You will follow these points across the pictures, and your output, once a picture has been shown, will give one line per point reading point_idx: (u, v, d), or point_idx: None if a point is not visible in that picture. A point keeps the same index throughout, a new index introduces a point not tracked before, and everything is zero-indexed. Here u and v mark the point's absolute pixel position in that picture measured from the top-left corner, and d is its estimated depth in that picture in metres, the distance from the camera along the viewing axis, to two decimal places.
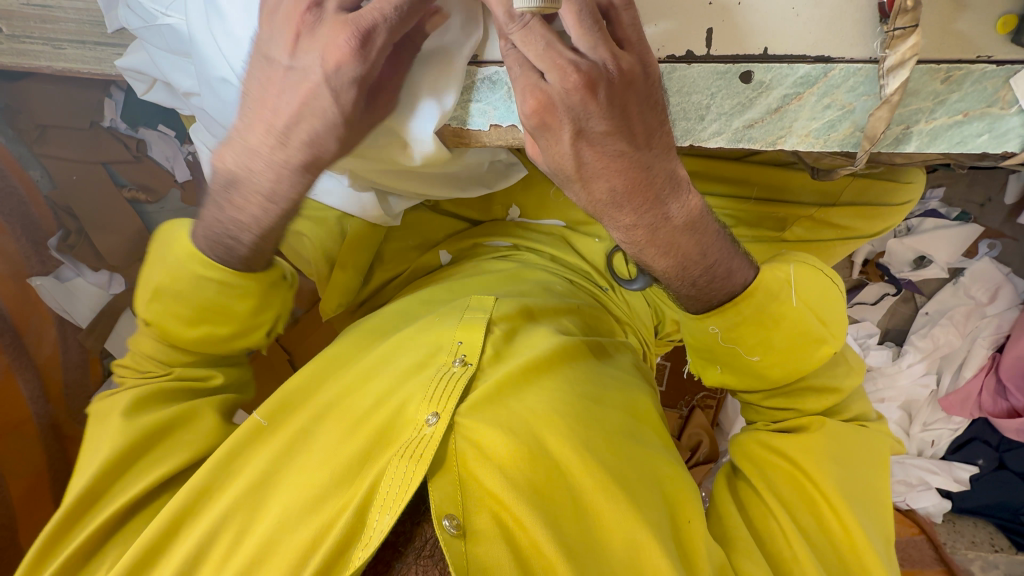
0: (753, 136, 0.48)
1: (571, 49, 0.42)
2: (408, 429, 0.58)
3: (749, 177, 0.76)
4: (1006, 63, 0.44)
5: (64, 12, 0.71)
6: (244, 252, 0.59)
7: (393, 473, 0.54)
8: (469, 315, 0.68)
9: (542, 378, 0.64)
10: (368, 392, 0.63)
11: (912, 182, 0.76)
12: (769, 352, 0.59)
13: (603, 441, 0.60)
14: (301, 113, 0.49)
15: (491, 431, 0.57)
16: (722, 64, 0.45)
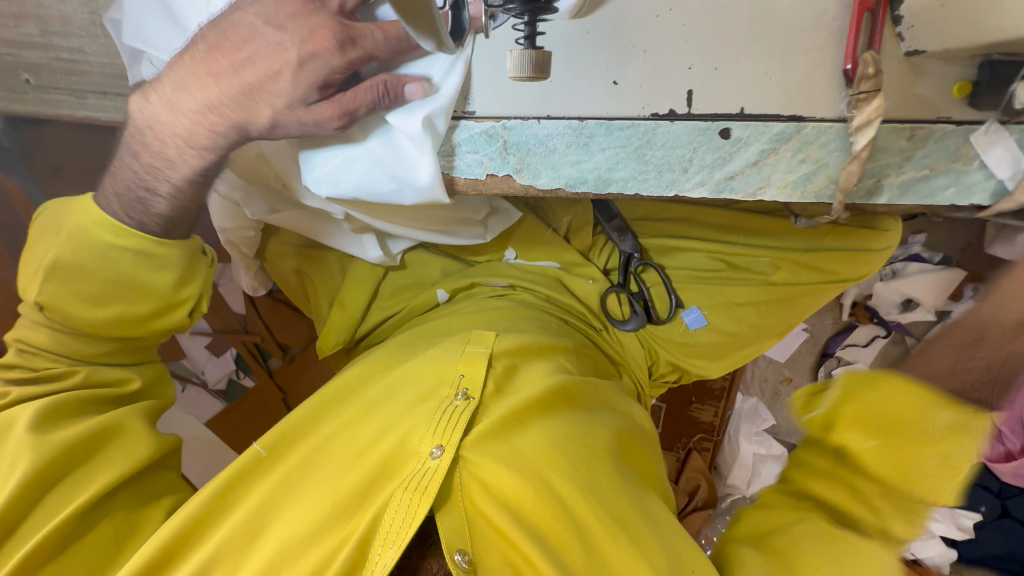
0: (734, 187, 0.51)
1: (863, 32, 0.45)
2: (412, 462, 0.59)
3: (736, 224, 0.83)
4: (965, 123, 0.48)
5: (89, 66, 0.75)
6: (157, 207, 0.61)
7: (396, 505, 0.55)
8: (470, 349, 0.69)
9: (545, 416, 0.65)
10: (372, 424, 0.63)
11: (889, 232, 0.75)
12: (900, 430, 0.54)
13: (607, 483, 0.61)
14: (255, 71, 0.54)
15: (495, 466, 0.59)
16: (702, 121, 0.48)
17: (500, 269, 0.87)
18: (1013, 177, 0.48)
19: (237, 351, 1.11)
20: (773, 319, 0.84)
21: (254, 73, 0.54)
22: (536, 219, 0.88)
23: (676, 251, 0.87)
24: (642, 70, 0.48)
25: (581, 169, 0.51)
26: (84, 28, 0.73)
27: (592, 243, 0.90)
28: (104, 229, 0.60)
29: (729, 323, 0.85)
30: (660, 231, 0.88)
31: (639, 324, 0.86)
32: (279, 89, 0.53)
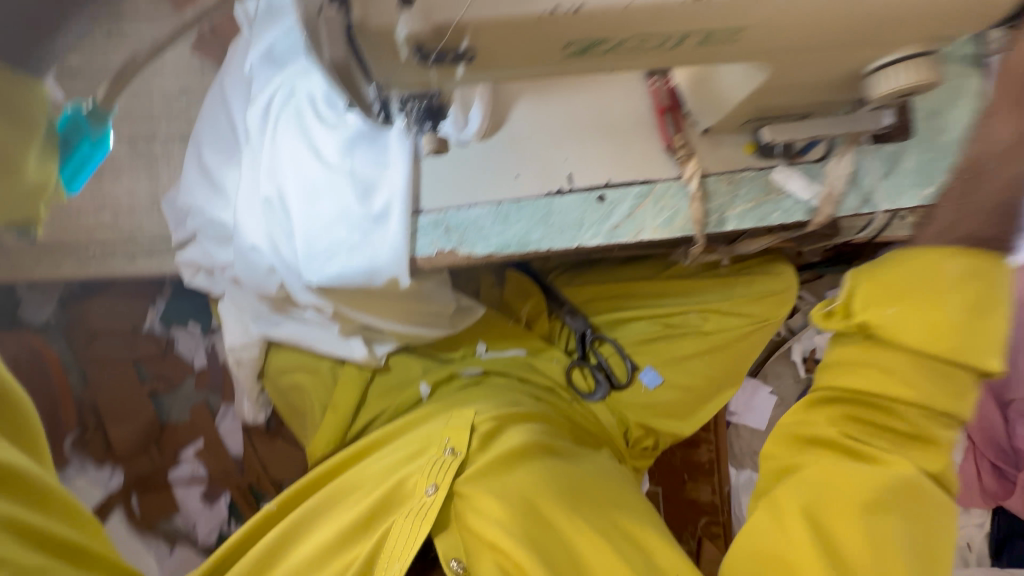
0: (620, 233, 0.69)
1: (673, 124, 0.69)
2: (411, 499, 0.63)
3: (663, 290, 0.98)
4: (764, 169, 0.69)
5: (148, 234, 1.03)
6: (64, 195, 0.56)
7: (398, 530, 0.60)
8: (454, 419, 0.70)
9: (530, 460, 0.67)
10: (368, 479, 0.68)
11: (782, 274, 0.93)
12: (905, 318, 0.55)
13: (596, 511, 0.64)
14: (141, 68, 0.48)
15: (488, 497, 0.62)
16: (582, 193, 0.69)
17: (473, 360, 0.99)
18: (814, 198, 0.68)
19: (231, 496, 1.12)
20: (717, 367, 0.95)
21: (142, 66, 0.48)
22: (497, 315, 1.03)
23: (622, 324, 0.99)
24: (538, 164, 0.70)
25: (505, 237, 0.69)
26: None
27: (550, 330, 1.03)
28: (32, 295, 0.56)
29: (682, 378, 0.95)
30: (605, 309, 1.01)
31: (605, 392, 0.96)
32: (281, 202, 0.72)
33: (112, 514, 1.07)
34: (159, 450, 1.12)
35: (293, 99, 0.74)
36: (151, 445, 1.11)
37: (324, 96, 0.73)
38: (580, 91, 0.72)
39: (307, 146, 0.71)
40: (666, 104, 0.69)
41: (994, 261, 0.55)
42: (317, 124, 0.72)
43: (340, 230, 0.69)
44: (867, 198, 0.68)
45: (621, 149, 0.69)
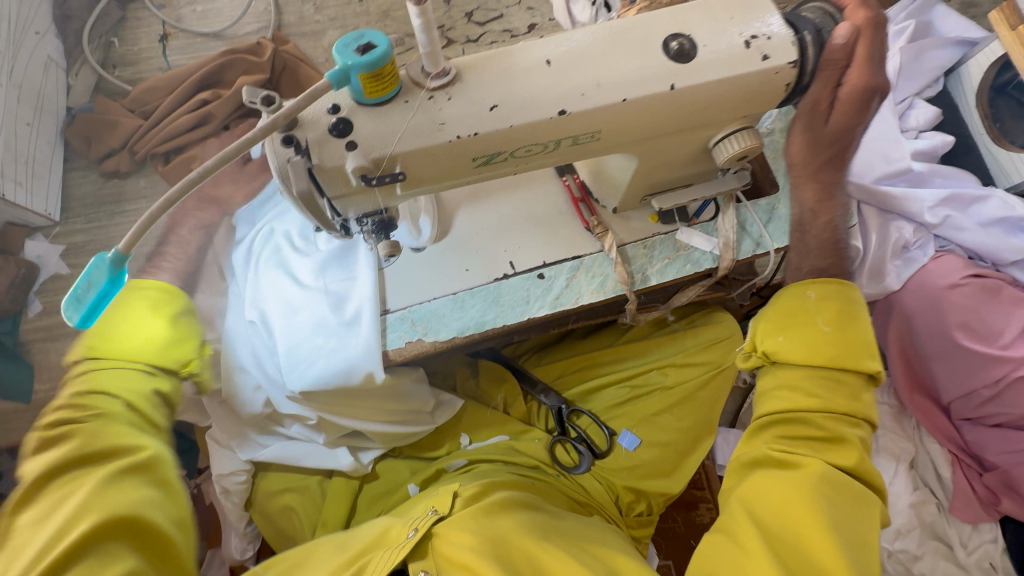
0: (562, 302, 0.79)
1: (587, 209, 0.84)
2: (393, 539, 0.64)
3: (624, 355, 1.06)
4: (669, 232, 0.83)
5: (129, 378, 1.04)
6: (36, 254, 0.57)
7: (376, 562, 0.60)
8: (440, 491, 0.73)
9: (514, 513, 0.67)
10: (361, 534, 0.68)
11: (724, 322, 1.03)
12: (792, 343, 0.62)
13: (587, 555, 0.61)
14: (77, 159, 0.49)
15: (466, 532, 0.62)
16: (524, 274, 0.81)
17: (459, 453, 1.01)
18: (715, 248, 0.81)
19: None
20: (687, 418, 1.01)
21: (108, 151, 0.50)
22: (476, 403, 1.08)
23: (594, 393, 1.05)
24: (483, 257, 0.83)
25: (464, 321, 0.78)
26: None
27: (529, 411, 1.08)
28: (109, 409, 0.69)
29: (658, 435, 0.99)
30: (576, 381, 1.08)
31: (591, 462, 0.98)
32: (264, 323, 0.82)
33: None
34: None
35: (272, 237, 0.88)
36: None
37: (298, 232, 0.87)
38: (514, 190, 0.86)
39: (286, 274, 0.83)
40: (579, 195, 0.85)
41: (841, 283, 0.64)
42: (293, 253, 0.85)
43: (316, 339, 0.78)
44: (758, 242, 0.82)
45: (550, 234, 0.83)
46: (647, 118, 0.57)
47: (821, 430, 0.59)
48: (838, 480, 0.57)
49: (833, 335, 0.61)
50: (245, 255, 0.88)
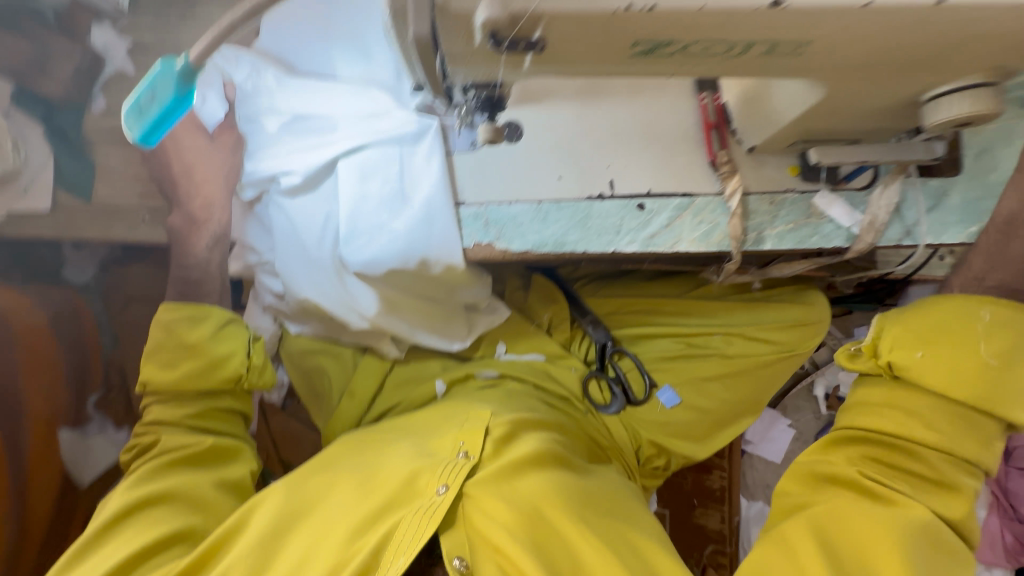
0: (657, 243, 0.69)
1: (719, 142, 0.69)
2: (421, 497, 0.62)
3: (689, 309, 0.97)
4: (807, 192, 0.69)
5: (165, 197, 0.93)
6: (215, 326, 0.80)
7: (407, 525, 0.59)
8: (470, 422, 0.71)
9: (541, 469, 0.65)
10: (385, 467, 0.66)
11: (814, 305, 0.92)
12: (933, 361, 0.61)
13: (604, 520, 0.62)
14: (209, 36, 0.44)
15: (497, 500, 0.61)
16: (623, 199, 0.70)
17: (491, 362, 0.98)
18: (855, 225, 0.68)
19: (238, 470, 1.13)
20: (737, 392, 0.94)
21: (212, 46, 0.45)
22: (521, 316, 1.03)
23: (644, 340, 0.99)
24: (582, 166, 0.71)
25: (542, 236, 0.70)
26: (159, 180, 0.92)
27: (572, 338, 1.03)
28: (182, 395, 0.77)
29: (700, 400, 0.94)
30: (630, 321, 1.01)
31: (621, 407, 0.94)
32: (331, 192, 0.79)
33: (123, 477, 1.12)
34: None
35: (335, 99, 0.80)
36: None
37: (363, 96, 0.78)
38: (635, 97, 0.73)
39: (345, 140, 0.77)
40: (715, 121, 0.70)
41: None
42: (359, 120, 0.77)
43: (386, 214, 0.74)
44: (909, 231, 0.68)
45: (668, 159, 0.70)
46: (871, 43, 0.43)
47: (926, 471, 0.61)
48: (935, 528, 0.57)
49: (989, 367, 0.59)
50: (294, 112, 0.82)
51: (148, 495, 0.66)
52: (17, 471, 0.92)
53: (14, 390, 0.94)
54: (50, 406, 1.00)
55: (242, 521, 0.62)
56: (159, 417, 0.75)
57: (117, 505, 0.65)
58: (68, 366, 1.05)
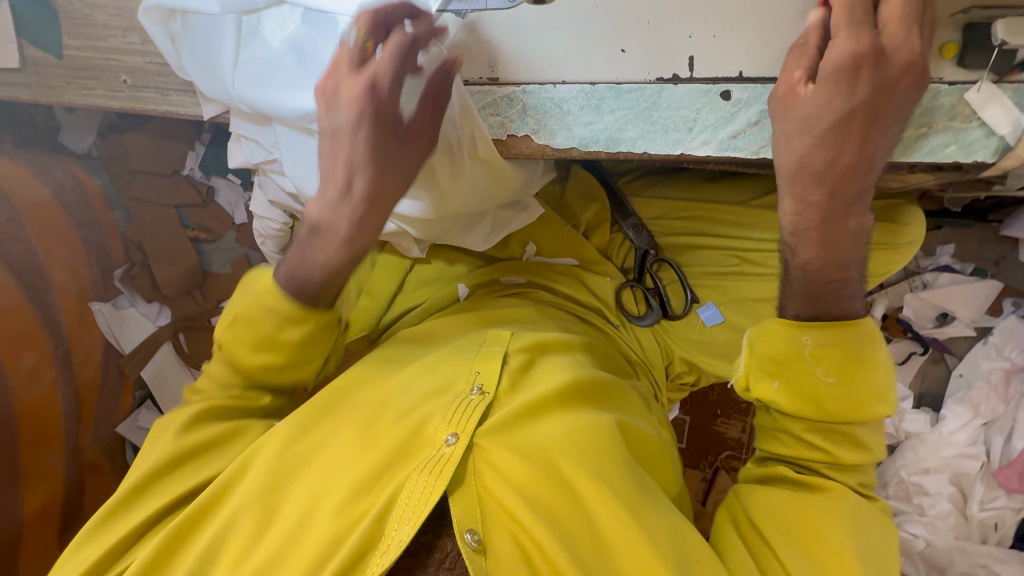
0: (738, 145, 0.54)
1: None
2: (428, 448, 0.62)
3: (751, 220, 0.84)
4: (959, 82, 0.51)
5: (133, 54, 0.76)
6: (314, 285, 0.64)
7: (412, 486, 0.59)
8: (486, 347, 0.71)
9: (557, 412, 0.66)
10: (391, 410, 0.66)
11: (908, 226, 0.77)
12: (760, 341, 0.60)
13: (619, 473, 0.61)
14: (359, 163, 0.55)
15: (508, 454, 0.61)
16: (704, 84, 0.53)
17: (521, 266, 0.91)
18: (1014, 132, 0.50)
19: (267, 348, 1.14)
20: None
21: (343, 159, 0.56)
22: (556, 215, 0.90)
23: (692, 251, 0.88)
24: (656, 33, 0.53)
25: (593, 130, 0.56)
26: (119, 24, 0.75)
27: (610, 242, 0.93)
28: (271, 294, 0.64)
29: (746, 321, 0.85)
30: (679, 229, 0.88)
31: (655, 320, 0.87)
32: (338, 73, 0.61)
33: (163, 346, 1.14)
34: (202, 296, 1.16)
35: None
36: (195, 290, 1.16)
37: None
38: None
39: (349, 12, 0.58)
40: None
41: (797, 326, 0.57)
42: None
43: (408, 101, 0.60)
44: None
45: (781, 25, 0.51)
46: None
47: (827, 454, 0.60)
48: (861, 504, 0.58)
49: (841, 387, 0.57)
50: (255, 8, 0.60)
51: (191, 449, 0.67)
52: (58, 340, 0.94)
53: (35, 264, 0.92)
54: (76, 281, 1.00)
55: (235, 478, 0.65)
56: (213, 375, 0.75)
57: (159, 455, 0.66)
58: (84, 240, 1.02)
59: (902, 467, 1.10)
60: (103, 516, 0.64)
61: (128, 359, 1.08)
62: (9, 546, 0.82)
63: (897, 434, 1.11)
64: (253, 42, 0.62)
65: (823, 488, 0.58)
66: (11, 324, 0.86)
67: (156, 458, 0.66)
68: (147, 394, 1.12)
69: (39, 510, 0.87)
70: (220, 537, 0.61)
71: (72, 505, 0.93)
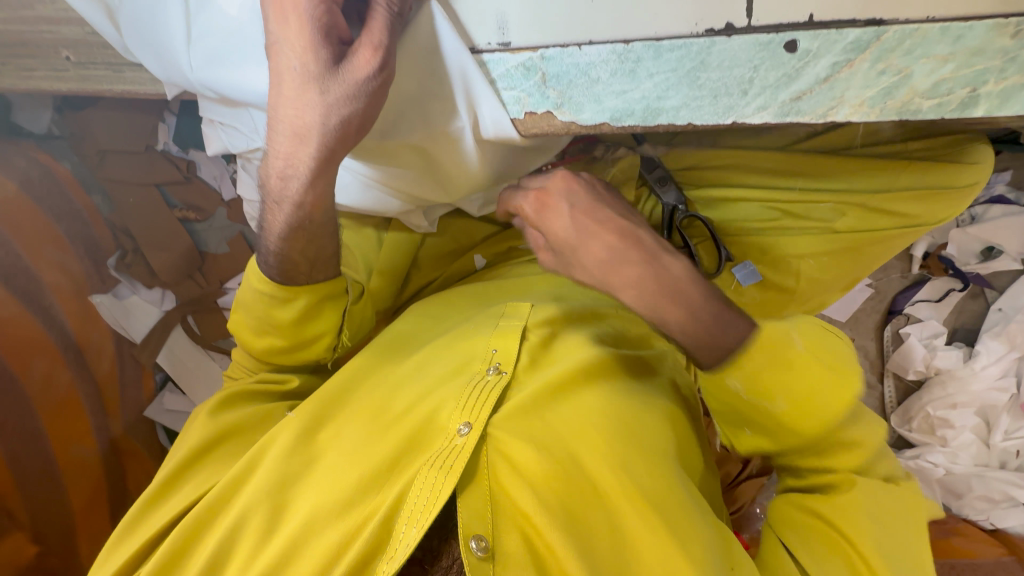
0: (802, 109, 0.46)
1: None
2: (441, 438, 0.56)
3: (794, 167, 0.72)
4: None
5: (69, 25, 0.64)
6: (272, 258, 0.63)
7: (421, 483, 0.52)
8: (503, 322, 0.65)
9: (582, 392, 0.58)
10: (401, 399, 0.61)
11: (975, 164, 0.68)
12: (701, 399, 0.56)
13: (646, 462, 0.54)
14: (289, 120, 0.50)
15: (524, 445, 0.54)
16: (765, 34, 0.44)
17: None
18: None
19: None
20: (834, 270, 0.78)
21: (283, 116, 0.50)
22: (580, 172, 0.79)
23: (729, 204, 0.77)
24: None
25: (627, 100, 0.49)
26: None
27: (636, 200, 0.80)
28: (255, 273, 0.65)
29: (784, 279, 0.78)
30: (715, 180, 0.76)
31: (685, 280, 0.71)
32: None
33: (175, 330, 1.10)
34: (204, 278, 1.12)
35: None
36: (195, 272, 1.11)
37: None
38: None
39: None
40: None
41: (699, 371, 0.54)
42: None
43: (406, 80, 0.52)
44: None
45: None
46: None
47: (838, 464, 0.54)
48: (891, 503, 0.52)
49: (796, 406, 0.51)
50: None
51: (228, 428, 0.67)
52: (66, 342, 0.91)
53: (21, 266, 0.87)
54: (68, 276, 0.94)
55: (246, 477, 0.60)
56: (242, 361, 0.75)
57: (198, 436, 0.66)
58: (67, 234, 0.96)
59: (929, 403, 1.10)
60: (144, 503, 0.63)
61: (141, 349, 1.04)
62: (66, 538, 0.85)
63: (927, 371, 1.10)
64: (206, 14, 0.52)
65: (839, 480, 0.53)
66: (10, 332, 0.82)
67: (198, 440, 0.66)
68: (168, 376, 1.10)
69: (87, 503, 0.89)
70: (230, 538, 0.56)
71: (117, 495, 0.95)
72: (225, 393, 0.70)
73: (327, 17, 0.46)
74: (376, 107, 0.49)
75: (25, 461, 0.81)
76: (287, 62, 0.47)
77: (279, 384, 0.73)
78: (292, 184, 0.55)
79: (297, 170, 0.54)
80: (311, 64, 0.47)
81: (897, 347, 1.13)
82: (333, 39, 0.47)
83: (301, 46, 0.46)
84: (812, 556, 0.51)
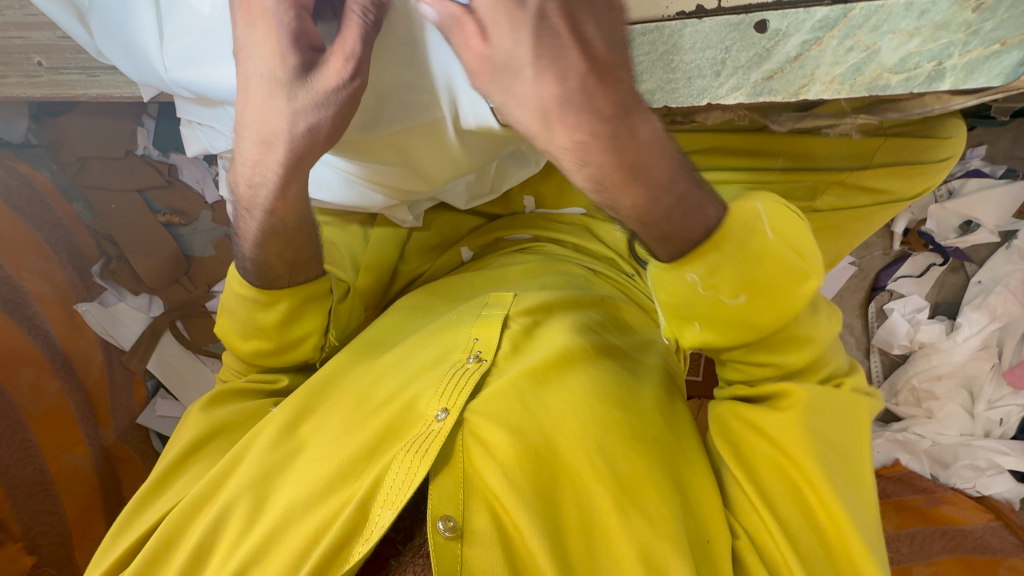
0: (774, 88, 0.47)
1: None
2: (419, 424, 0.56)
3: (772, 147, 0.71)
4: None
5: (38, 31, 0.64)
6: (248, 264, 0.63)
7: (398, 466, 0.52)
8: (486, 312, 0.66)
9: (564, 376, 0.59)
10: (385, 386, 0.62)
11: (948, 139, 0.70)
12: (712, 325, 0.52)
13: (623, 449, 0.54)
14: (257, 128, 0.50)
15: (497, 428, 0.54)
16: (735, 15, 0.45)
17: (524, 220, 0.82)
18: None
19: None
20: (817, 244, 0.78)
21: (251, 123, 0.50)
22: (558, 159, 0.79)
23: None
24: None
25: None
26: None
27: None
28: (238, 283, 0.65)
29: None
30: (699, 166, 0.72)
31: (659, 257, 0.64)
32: None
33: (164, 336, 1.08)
34: (191, 282, 1.10)
35: None
36: (182, 277, 1.09)
37: None
38: None
39: None
40: None
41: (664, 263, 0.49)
42: None
43: (382, 73, 0.52)
44: None
45: None
46: None
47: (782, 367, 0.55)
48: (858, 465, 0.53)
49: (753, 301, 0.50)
50: None
51: (214, 428, 0.67)
52: (54, 351, 0.91)
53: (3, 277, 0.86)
54: (51, 285, 0.94)
55: (230, 471, 0.61)
56: (231, 364, 0.74)
57: (190, 434, 0.67)
58: (49, 241, 0.95)
59: (913, 375, 1.11)
60: (140, 501, 0.64)
61: (130, 356, 1.03)
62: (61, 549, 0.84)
63: (911, 345, 1.12)
64: (175, 13, 0.52)
65: (824, 441, 0.52)
66: None
67: (187, 439, 0.66)
68: (159, 383, 1.07)
69: (82, 511, 0.89)
70: (216, 528, 0.56)
71: (113, 502, 0.94)
72: (215, 391, 0.71)
73: (302, 29, 0.46)
74: (347, 115, 0.49)
75: (16, 471, 0.81)
76: (256, 70, 0.47)
77: (270, 383, 0.71)
78: (261, 191, 0.56)
79: (264, 176, 0.54)
80: (279, 71, 0.47)
81: (881, 322, 1.15)
82: (303, 45, 0.47)
83: (270, 56, 0.46)
84: (798, 524, 0.51)
